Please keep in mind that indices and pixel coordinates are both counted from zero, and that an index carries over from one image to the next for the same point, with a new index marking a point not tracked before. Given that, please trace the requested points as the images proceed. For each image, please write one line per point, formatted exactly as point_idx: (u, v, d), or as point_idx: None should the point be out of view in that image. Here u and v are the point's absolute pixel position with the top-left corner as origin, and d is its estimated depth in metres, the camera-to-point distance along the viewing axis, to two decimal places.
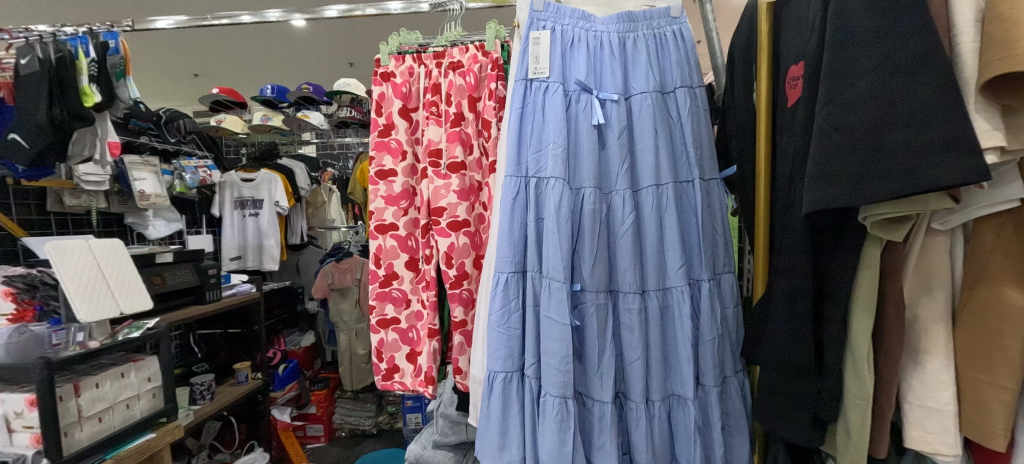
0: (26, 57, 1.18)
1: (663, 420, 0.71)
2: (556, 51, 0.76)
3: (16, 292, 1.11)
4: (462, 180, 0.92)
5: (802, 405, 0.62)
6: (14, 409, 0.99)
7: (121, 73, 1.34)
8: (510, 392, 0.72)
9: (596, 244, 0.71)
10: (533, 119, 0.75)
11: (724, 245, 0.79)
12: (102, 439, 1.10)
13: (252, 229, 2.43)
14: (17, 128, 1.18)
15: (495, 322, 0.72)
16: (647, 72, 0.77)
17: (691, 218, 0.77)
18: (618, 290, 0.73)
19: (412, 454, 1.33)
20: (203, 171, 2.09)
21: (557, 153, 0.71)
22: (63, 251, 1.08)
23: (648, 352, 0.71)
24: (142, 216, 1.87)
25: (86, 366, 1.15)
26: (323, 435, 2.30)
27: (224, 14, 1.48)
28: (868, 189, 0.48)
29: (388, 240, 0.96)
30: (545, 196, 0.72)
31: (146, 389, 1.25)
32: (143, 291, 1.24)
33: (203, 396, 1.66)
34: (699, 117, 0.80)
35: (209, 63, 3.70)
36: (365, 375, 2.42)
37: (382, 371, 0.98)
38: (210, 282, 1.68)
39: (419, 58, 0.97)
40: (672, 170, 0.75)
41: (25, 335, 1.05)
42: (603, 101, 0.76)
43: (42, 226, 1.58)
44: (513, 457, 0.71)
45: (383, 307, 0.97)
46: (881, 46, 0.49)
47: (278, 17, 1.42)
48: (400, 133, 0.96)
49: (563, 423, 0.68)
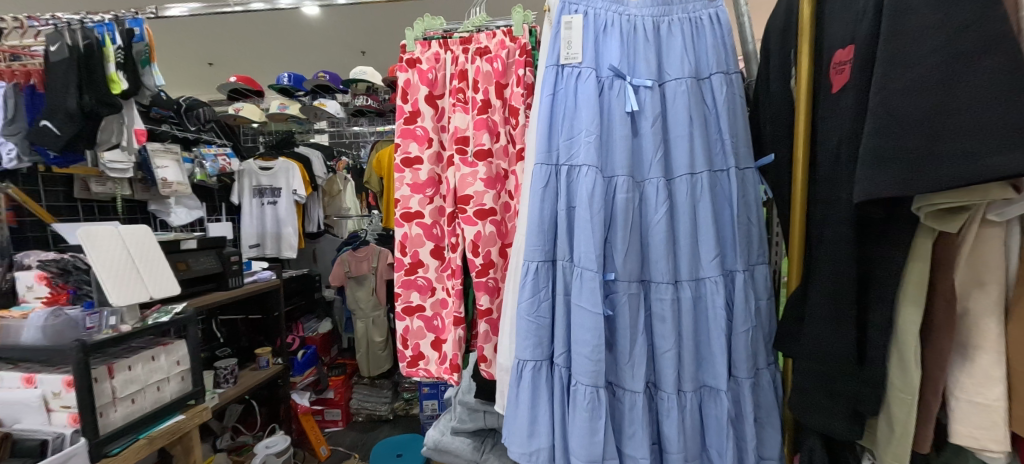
0: (56, 44, 1.17)
1: (695, 410, 0.70)
2: (588, 36, 0.75)
3: (50, 277, 1.16)
4: (489, 168, 0.90)
5: (843, 397, 0.61)
6: (52, 389, 1.02)
7: (146, 60, 1.31)
8: (539, 379, 0.73)
9: (629, 233, 0.70)
10: (565, 105, 0.75)
11: (759, 235, 0.77)
12: (134, 420, 1.14)
13: (270, 218, 2.45)
14: (48, 115, 1.17)
15: (525, 310, 0.73)
16: (683, 58, 0.75)
17: (725, 208, 0.75)
18: (650, 280, 0.72)
19: (431, 440, 1.46)
20: (222, 159, 2.12)
21: (589, 141, 0.70)
22: (96, 239, 1.11)
23: (681, 342, 0.70)
24: (164, 204, 1.90)
25: (118, 349, 1.17)
26: (341, 419, 2.35)
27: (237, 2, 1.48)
28: (925, 178, 0.46)
29: (413, 228, 0.95)
30: (577, 183, 0.72)
31: (175, 372, 1.27)
32: (171, 277, 1.28)
33: (226, 380, 1.70)
34: (736, 104, 0.77)
35: (223, 53, 3.75)
36: (381, 362, 2.45)
37: (407, 358, 0.98)
38: (232, 269, 1.71)
39: (445, 44, 0.96)
40: (706, 158, 0.73)
41: (60, 318, 1.06)
42: (637, 88, 0.74)
43: (69, 212, 1.62)
44: (543, 445, 0.71)
45: (408, 295, 0.97)
46: (942, 27, 0.46)
47: (289, 4, 1.43)
48: (426, 120, 0.95)
49: (594, 412, 0.68)
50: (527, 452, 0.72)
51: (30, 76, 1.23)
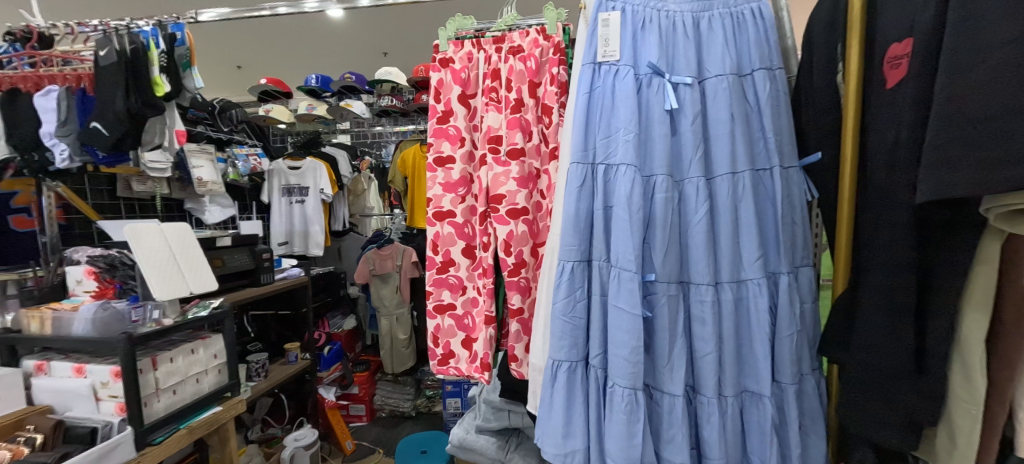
0: (105, 49, 1.22)
1: (736, 416, 0.68)
2: (626, 33, 0.74)
3: (99, 272, 1.21)
4: (522, 167, 0.90)
5: (898, 406, 0.58)
6: (100, 379, 1.07)
7: (188, 64, 1.35)
8: (574, 380, 0.72)
9: (668, 233, 0.69)
10: (602, 104, 0.74)
11: (804, 235, 0.74)
12: (175, 410, 1.18)
13: (298, 216, 2.51)
14: (97, 116, 1.22)
15: (560, 310, 0.72)
16: (725, 54, 0.73)
17: (769, 209, 0.73)
18: (690, 281, 0.70)
19: (456, 438, 1.47)
20: (253, 159, 2.18)
21: (628, 139, 0.69)
22: (141, 235, 1.16)
23: (722, 346, 0.68)
24: (200, 202, 1.97)
25: (160, 342, 1.22)
26: (365, 414, 2.39)
27: (263, 6, 1.52)
28: (996, 177, 0.44)
29: (445, 227, 0.96)
30: (615, 183, 0.71)
31: (213, 365, 1.31)
32: (208, 273, 1.32)
33: (258, 374, 1.75)
34: (779, 101, 0.75)
35: (251, 57, 3.87)
36: (404, 359, 2.47)
37: (437, 356, 0.99)
38: (264, 266, 1.75)
39: (478, 43, 0.96)
40: (748, 157, 0.71)
41: (109, 311, 1.10)
42: (676, 85, 0.73)
43: (112, 210, 1.71)
44: (578, 446, 0.71)
45: (439, 293, 0.98)
46: (1016, 16, 0.43)
47: (314, 7, 1.47)
48: (459, 120, 0.95)
49: (632, 414, 0.67)
50: (562, 453, 0.71)
51: (81, 79, 1.30)
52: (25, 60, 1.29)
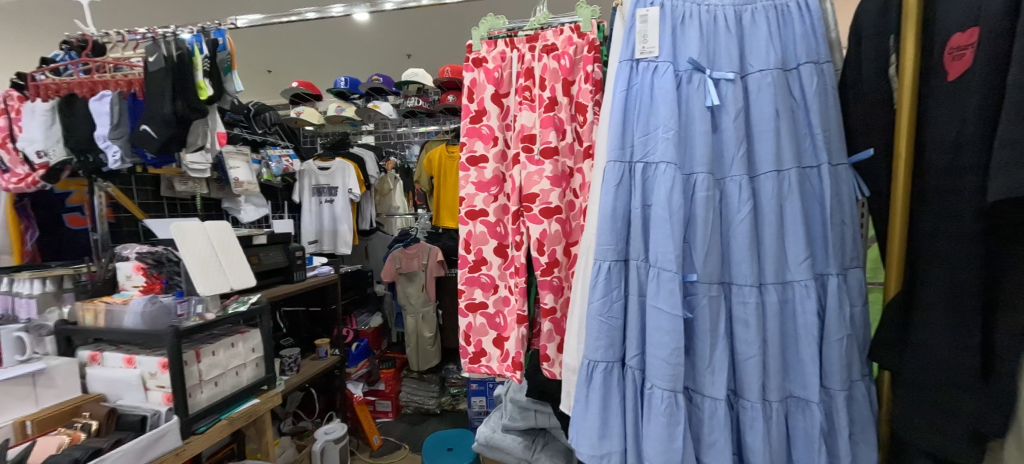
0: (154, 55, 1.27)
1: (781, 422, 0.66)
2: (665, 28, 0.73)
3: (146, 267, 1.28)
4: (556, 166, 0.90)
5: (962, 416, 0.55)
6: (149, 370, 1.12)
7: (228, 68, 1.39)
8: (611, 381, 0.71)
9: (710, 233, 0.67)
10: (640, 101, 0.73)
11: (854, 235, 0.71)
12: (217, 401, 1.23)
13: (328, 215, 2.57)
14: (147, 120, 1.29)
15: (597, 310, 0.71)
16: (769, 47, 0.70)
17: (816, 208, 0.70)
18: (732, 282, 0.69)
19: (483, 436, 1.48)
20: (286, 160, 2.25)
21: (668, 137, 0.68)
22: (186, 233, 1.22)
23: (766, 349, 0.66)
24: (236, 202, 2.04)
25: (203, 336, 1.27)
26: (391, 410, 2.43)
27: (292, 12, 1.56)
28: None
29: (477, 226, 0.97)
30: (654, 182, 0.69)
31: (251, 358, 1.36)
32: (247, 269, 1.37)
33: (290, 368, 1.80)
34: (827, 96, 0.72)
35: (281, 61, 3.99)
36: (429, 357, 2.50)
37: (469, 354, 1.00)
38: (297, 263, 1.80)
39: (511, 43, 0.96)
40: (795, 154, 0.69)
41: (157, 305, 1.16)
42: (717, 81, 0.71)
43: (157, 210, 1.80)
44: (615, 448, 0.70)
45: (471, 292, 0.99)
46: None
47: (340, 12, 1.50)
48: (492, 119, 0.96)
49: (672, 417, 0.65)
50: (598, 454, 0.71)
51: (131, 85, 1.35)
52: (81, 68, 1.38)
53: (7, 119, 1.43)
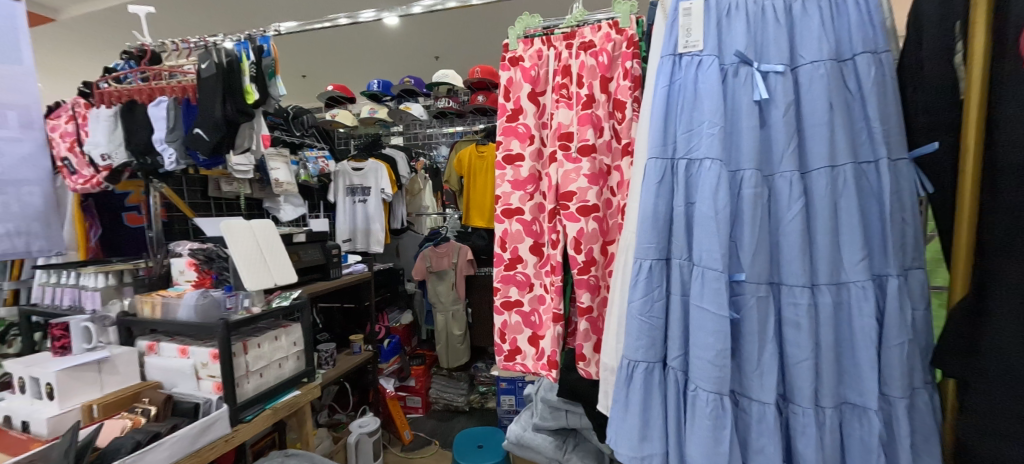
0: (206, 62, 1.35)
1: (835, 429, 0.63)
2: (710, 21, 0.71)
3: (198, 263, 1.35)
4: (593, 164, 0.89)
5: None
6: (201, 360, 1.18)
7: (272, 73, 1.43)
8: (652, 382, 0.70)
9: (758, 231, 0.65)
10: (683, 96, 0.71)
11: (914, 235, 0.68)
12: (262, 391, 1.28)
13: (361, 215, 2.65)
14: (199, 123, 1.36)
15: (637, 309, 0.70)
16: (822, 37, 0.67)
17: (873, 205, 0.66)
18: (781, 282, 0.66)
19: (513, 435, 1.48)
20: (322, 161, 2.33)
21: (713, 133, 0.66)
22: (234, 231, 1.29)
23: (819, 353, 0.63)
24: (276, 201, 2.13)
25: (249, 329, 1.33)
26: (421, 406, 2.48)
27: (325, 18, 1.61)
28: None
29: (513, 225, 0.97)
30: (698, 179, 0.68)
31: (293, 351, 1.41)
32: (289, 266, 1.43)
33: (327, 362, 1.86)
34: (886, 87, 0.68)
35: (314, 66, 4.12)
36: (459, 355, 2.53)
37: (504, 351, 1.00)
38: (333, 261, 1.86)
39: (548, 40, 0.96)
40: (850, 149, 0.66)
41: (208, 299, 1.22)
42: (766, 74, 0.69)
43: (204, 209, 1.90)
44: (656, 450, 0.69)
45: (507, 289, 0.99)
46: None
47: (370, 17, 1.54)
48: (528, 117, 0.96)
49: (717, 421, 0.63)
50: (639, 456, 0.69)
51: (185, 90, 1.43)
52: (140, 75, 1.49)
53: (76, 124, 1.55)
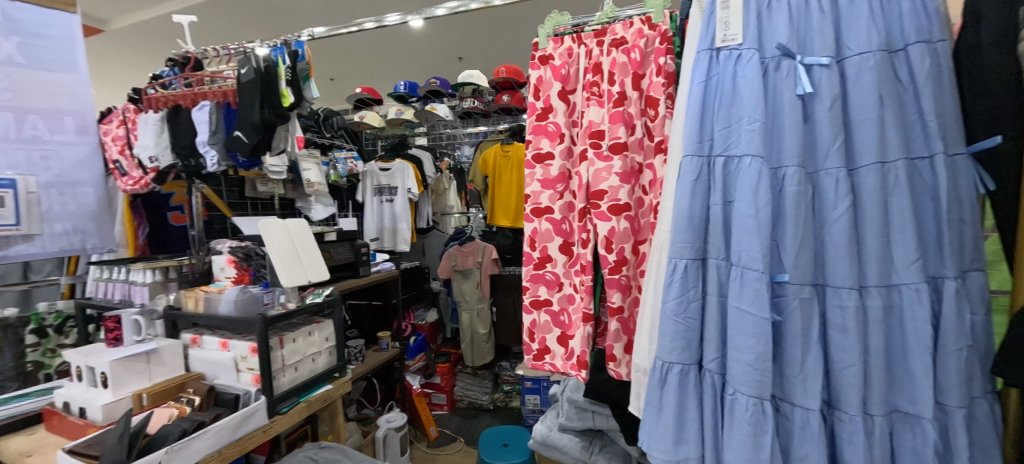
0: (246, 67, 1.40)
1: (885, 438, 0.60)
2: (750, 13, 0.69)
3: (237, 260, 1.41)
4: (625, 162, 0.88)
5: None
6: (241, 354, 1.23)
7: (306, 77, 1.48)
8: (688, 384, 0.68)
9: (802, 230, 0.62)
10: (720, 92, 0.69)
11: (974, 235, 0.64)
12: (297, 385, 1.32)
13: (388, 214, 2.70)
14: (239, 127, 1.42)
15: (672, 309, 0.69)
16: (871, 26, 0.64)
17: (928, 203, 0.63)
18: (826, 284, 0.63)
19: (539, 434, 1.48)
20: (351, 162, 2.39)
21: (753, 129, 0.64)
22: (271, 230, 1.34)
23: (868, 358, 0.61)
24: (307, 201, 2.19)
25: (285, 324, 1.38)
26: (446, 403, 2.51)
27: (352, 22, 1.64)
28: None
29: (543, 224, 0.97)
30: (736, 177, 0.66)
31: (325, 347, 1.46)
32: (321, 264, 1.47)
33: (356, 358, 1.90)
34: (941, 79, 0.65)
35: (342, 69, 4.22)
36: (483, 353, 2.55)
37: (533, 350, 1.00)
38: (363, 259, 1.91)
39: (578, 38, 0.95)
40: (902, 144, 0.62)
41: (247, 295, 1.27)
42: (809, 67, 0.66)
43: (241, 208, 1.98)
44: (692, 453, 0.67)
45: (536, 289, 0.99)
46: None
47: (395, 21, 1.57)
48: (558, 116, 0.96)
49: (758, 426, 0.61)
50: (674, 459, 0.68)
51: (226, 95, 1.48)
52: (184, 82, 1.54)
53: (126, 129, 1.64)
